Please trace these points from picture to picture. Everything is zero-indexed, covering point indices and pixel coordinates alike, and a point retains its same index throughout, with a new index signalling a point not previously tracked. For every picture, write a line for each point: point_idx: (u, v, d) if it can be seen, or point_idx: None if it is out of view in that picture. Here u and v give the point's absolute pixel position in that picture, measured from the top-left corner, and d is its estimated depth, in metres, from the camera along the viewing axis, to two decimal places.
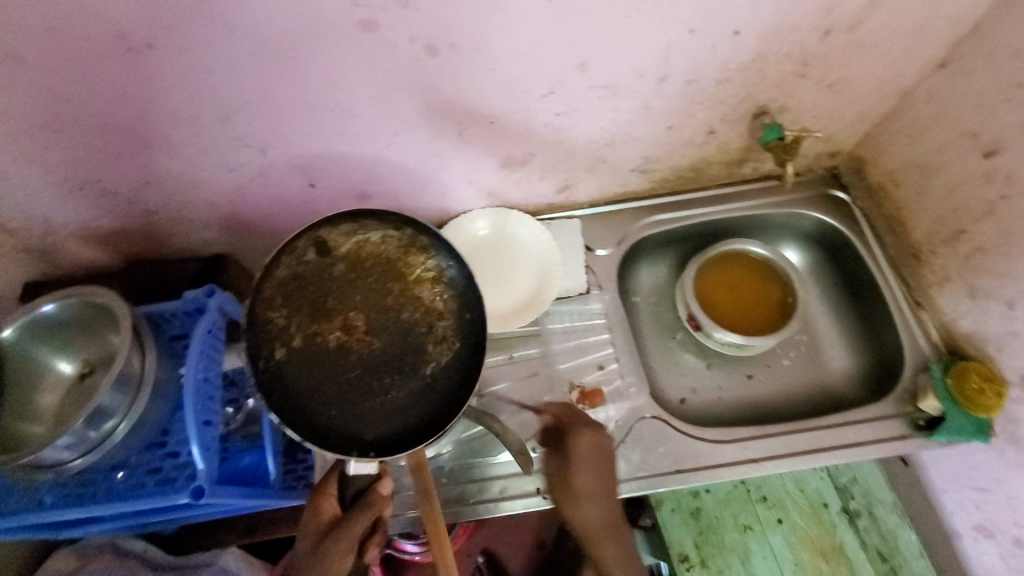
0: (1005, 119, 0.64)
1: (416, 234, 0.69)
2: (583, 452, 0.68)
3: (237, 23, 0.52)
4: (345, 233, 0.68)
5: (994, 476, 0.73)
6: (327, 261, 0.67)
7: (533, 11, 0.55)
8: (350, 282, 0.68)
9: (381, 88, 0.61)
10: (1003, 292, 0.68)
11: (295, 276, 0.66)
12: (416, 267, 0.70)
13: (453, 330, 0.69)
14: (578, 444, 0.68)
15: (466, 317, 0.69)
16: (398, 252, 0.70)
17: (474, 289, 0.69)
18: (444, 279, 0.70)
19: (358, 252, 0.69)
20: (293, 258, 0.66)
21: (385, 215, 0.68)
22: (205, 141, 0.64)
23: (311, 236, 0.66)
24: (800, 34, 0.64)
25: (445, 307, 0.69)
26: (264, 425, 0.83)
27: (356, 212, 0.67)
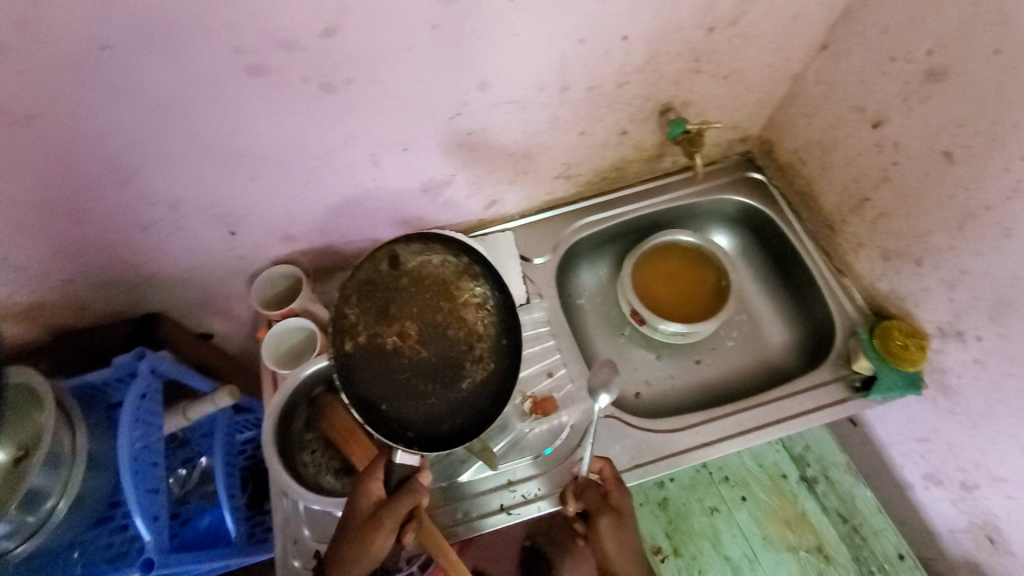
0: (883, 91, 0.69)
1: (472, 262, 0.73)
2: (609, 530, 0.65)
3: (120, 83, 0.51)
4: (414, 251, 0.71)
5: (931, 425, 0.77)
6: (395, 272, 0.70)
7: (424, 41, 0.57)
8: (410, 294, 0.71)
9: (286, 131, 0.61)
10: (911, 251, 0.72)
11: (366, 281, 0.69)
12: (465, 292, 0.72)
13: (494, 354, 0.71)
14: (603, 525, 0.65)
15: (503, 343, 0.71)
16: (453, 276, 0.72)
17: (513, 318, 0.71)
18: (489, 305, 0.72)
19: (422, 270, 0.71)
20: (371, 267, 0.70)
21: (450, 240, 0.72)
22: (111, 203, 0.62)
23: (387, 249, 0.70)
24: (686, 34, 0.67)
25: (486, 331, 0.71)
26: (218, 482, 0.83)
27: (426, 234, 0.71)
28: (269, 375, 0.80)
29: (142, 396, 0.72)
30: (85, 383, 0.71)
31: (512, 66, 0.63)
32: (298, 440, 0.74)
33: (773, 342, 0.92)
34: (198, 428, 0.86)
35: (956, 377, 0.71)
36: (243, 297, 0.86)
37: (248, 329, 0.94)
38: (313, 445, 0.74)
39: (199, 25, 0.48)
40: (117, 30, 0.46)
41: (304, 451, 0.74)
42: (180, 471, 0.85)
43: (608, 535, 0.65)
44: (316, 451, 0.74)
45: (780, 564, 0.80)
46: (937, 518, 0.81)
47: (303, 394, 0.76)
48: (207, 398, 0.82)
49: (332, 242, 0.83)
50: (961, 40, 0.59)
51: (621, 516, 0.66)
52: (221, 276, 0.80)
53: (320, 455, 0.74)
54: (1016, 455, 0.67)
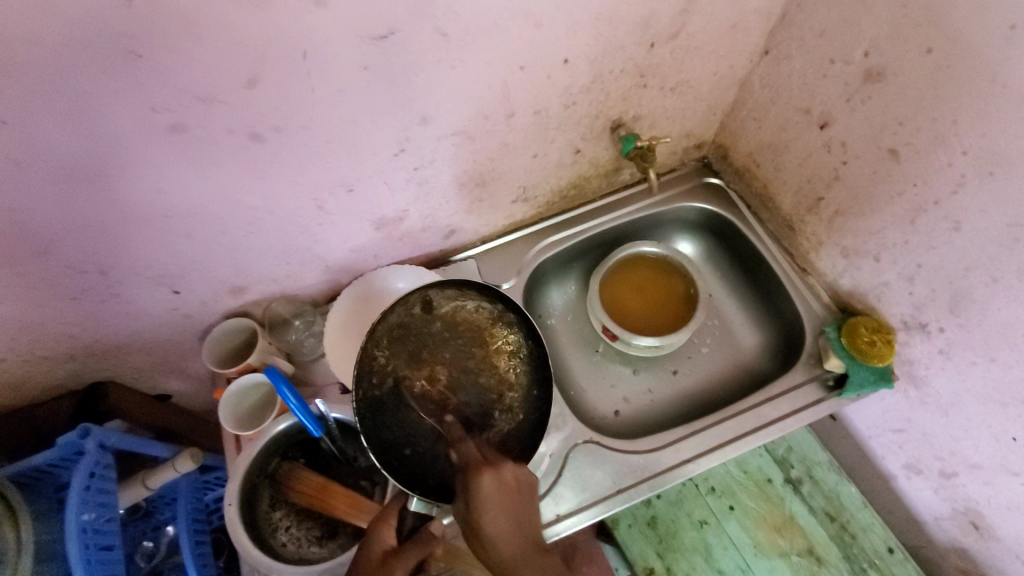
0: (826, 93, 0.69)
1: (505, 310, 0.72)
2: (493, 489, 0.57)
3: (21, 154, 0.47)
4: (448, 297, 0.72)
5: (905, 415, 0.77)
6: (428, 318, 0.71)
7: (356, 81, 0.54)
8: (442, 340, 0.70)
9: (219, 185, 0.58)
10: (868, 248, 0.73)
11: (399, 324, 0.69)
12: (498, 339, 0.71)
13: (523, 404, 0.69)
14: (484, 485, 0.57)
15: (535, 393, 0.69)
16: (485, 323, 0.72)
17: (544, 367, 0.70)
18: (522, 353, 0.71)
19: (455, 316, 0.72)
20: (404, 310, 0.69)
21: (484, 288, 0.72)
22: (34, 278, 0.58)
23: (422, 293, 0.70)
24: (627, 51, 0.67)
25: (518, 380, 0.70)
26: (185, 552, 0.80)
27: (462, 281, 0.72)
28: (231, 436, 0.76)
29: (91, 475, 0.68)
30: (26, 468, 0.67)
31: (451, 99, 0.61)
32: (267, 521, 0.69)
33: (747, 345, 0.92)
34: (162, 496, 0.85)
35: (924, 368, 0.72)
36: (198, 353, 0.82)
37: (208, 385, 0.89)
38: (282, 521, 0.70)
39: (104, 89, 0.45)
40: (11, 102, 0.43)
41: (275, 531, 0.69)
42: (146, 543, 0.84)
43: (488, 497, 0.56)
44: (287, 525, 0.70)
45: (773, 570, 0.81)
46: (921, 507, 0.82)
47: (257, 473, 0.71)
48: (166, 464, 0.78)
49: (287, 288, 0.79)
50: (894, 41, 0.59)
51: (511, 484, 0.58)
52: (169, 335, 0.75)
53: (295, 530, 0.70)
54: (988, 442, 0.67)
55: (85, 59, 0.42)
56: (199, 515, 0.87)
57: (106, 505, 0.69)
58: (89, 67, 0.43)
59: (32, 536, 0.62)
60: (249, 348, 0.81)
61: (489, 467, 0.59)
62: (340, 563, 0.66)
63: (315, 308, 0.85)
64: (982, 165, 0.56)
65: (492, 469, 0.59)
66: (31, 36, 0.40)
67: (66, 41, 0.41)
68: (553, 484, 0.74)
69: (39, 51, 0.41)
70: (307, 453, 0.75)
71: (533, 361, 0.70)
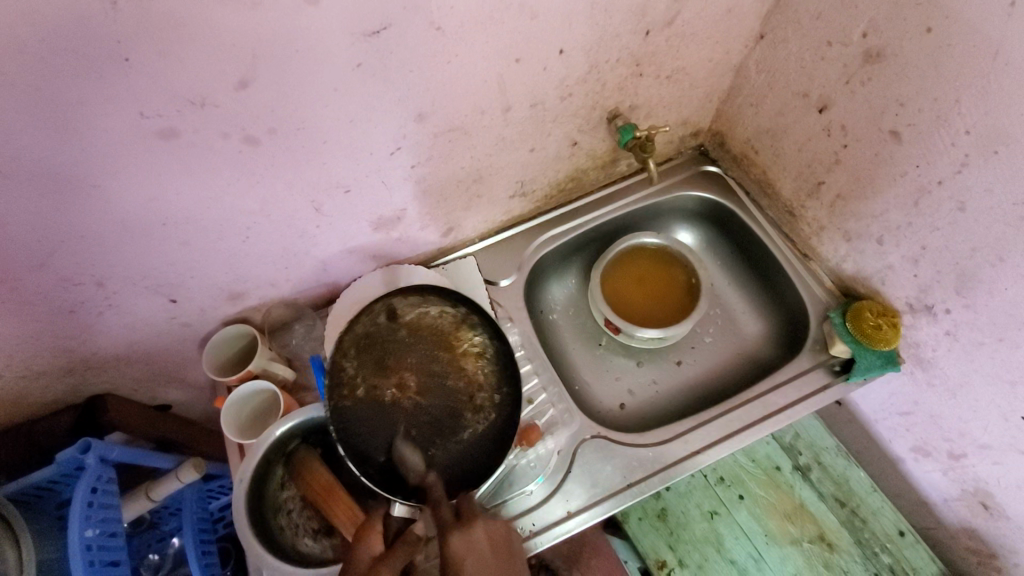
0: (825, 77, 0.68)
1: (470, 313, 0.71)
2: (465, 551, 0.55)
3: (7, 165, 0.45)
4: (412, 303, 0.70)
5: (911, 398, 0.77)
6: (393, 327, 0.69)
7: (349, 79, 0.53)
8: (409, 347, 0.68)
9: (214, 191, 0.57)
10: (871, 231, 0.72)
11: (364, 334, 0.67)
12: (464, 342, 0.70)
13: (494, 402, 0.68)
14: (454, 548, 0.55)
15: (504, 392, 0.68)
16: (450, 327, 0.71)
17: (512, 366, 0.69)
18: (488, 354, 0.70)
19: (420, 322, 0.70)
20: (369, 320, 0.68)
21: (447, 292, 0.70)
22: (28, 292, 0.56)
23: (385, 301, 0.69)
24: (622, 40, 0.66)
25: (486, 380, 0.69)
26: (193, 563, 0.79)
27: (426, 285, 0.70)
28: (234, 444, 0.75)
29: (93, 491, 0.67)
30: (27, 486, 0.66)
31: (446, 94, 0.60)
32: (273, 500, 0.69)
33: (749, 334, 0.92)
34: (166, 507, 0.83)
35: (930, 350, 0.71)
36: (198, 361, 0.81)
37: (208, 394, 0.88)
38: (289, 504, 0.70)
39: (93, 95, 0.44)
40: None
41: (279, 512, 0.69)
42: (152, 556, 0.84)
43: (463, 559, 0.54)
44: (292, 509, 0.70)
45: (785, 559, 0.81)
46: (930, 489, 0.82)
47: (277, 452, 0.70)
48: (169, 475, 0.77)
49: (285, 293, 0.78)
50: (893, 21, 0.58)
51: (482, 543, 0.56)
52: (167, 345, 0.74)
53: (296, 517, 0.70)
54: (997, 422, 0.67)
55: (73, 64, 0.41)
56: (205, 524, 0.86)
57: (111, 520, 0.68)
58: (76, 73, 0.42)
59: (33, 553, 0.61)
60: (249, 354, 0.80)
61: (459, 529, 0.56)
62: (323, 574, 0.64)
63: (315, 312, 0.85)
64: (986, 145, 0.55)
65: (462, 527, 0.56)
66: (12, 43, 0.38)
67: (47, 46, 0.39)
68: (561, 481, 0.74)
69: (23, 59, 0.39)
70: (326, 445, 0.73)
71: (500, 359, 0.69)
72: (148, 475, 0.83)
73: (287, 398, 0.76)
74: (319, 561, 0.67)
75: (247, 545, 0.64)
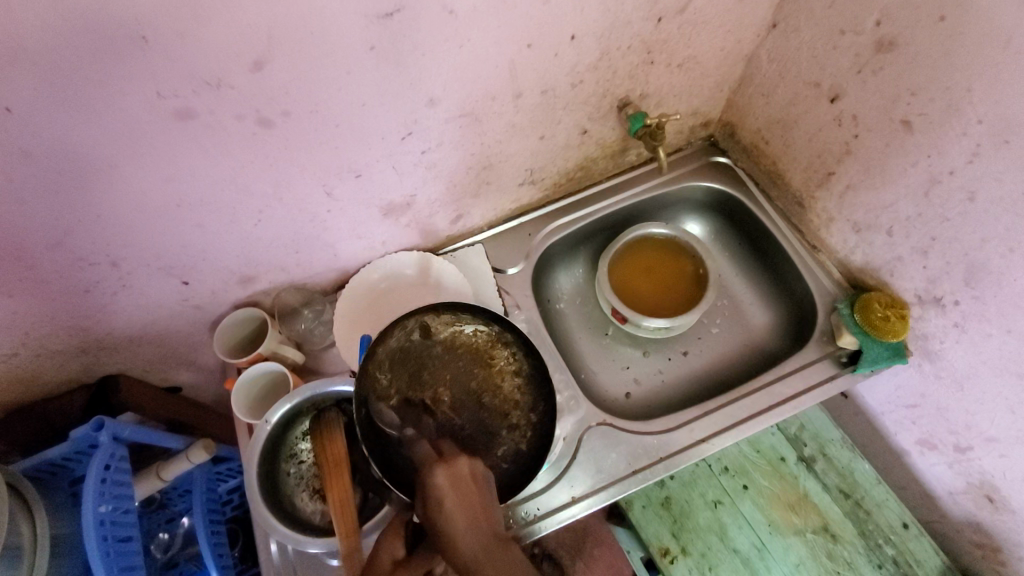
0: (837, 66, 0.68)
1: (504, 331, 0.70)
2: (446, 486, 0.53)
3: (27, 142, 0.46)
4: (447, 321, 0.70)
5: (918, 390, 0.77)
6: (428, 343, 0.68)
7: (362, 63, 0.53)
8: (443, 364, 0.68)
9: (227, 171, 0.57)
10: (880, 222, 0.72)
11: (399, 349, 0.67)
12: (500, 362, 0.69)
13: (530, 422, 0.66)
14: (437, 479, 0.53)
15: (540, 412, 0.66)
16: (484, 344, 0.70)
17: (546, 384, 0.67)
18: (523, 373, 0.68)
19: (455, 340, 0.70)
20: (403, 334, 0.68)
21: (479, 310, 0.70)
22: (44, 272, 0.57)
23: (418, 318, 0.69)
24: (634, 27, 0.66)
25: (522, 400, 0.67)
26: (201, 542, 0.80)
27: (458, 303, 0.70)
28: (245, 424, 0.77)
29: (107, 468, 0.68)
30: (42, 462, 0.67)
31: (458, 79, 0.60)
32: (289, 446, 0.73)
33: (757, 325, 0.92)
34: (175, 488, 0.85)
35: (939, 342, 0.71)
36: (208, 344, 0.81)
37: (218, 377, 0.89)
38: (302, 455, 0.72)
39: (110, 74, 0.44)
40: (14, 90, 0.42)
41: (290, 459, 0.72)
42: (162, 535, 0.85)
43: (443, 492, 0.52)
44: (303, 461, 0.72)
45: (789, 548, 0.82)
46: (935, 482, 0.82)
47: (309, 404, 0.73)
48: (180, 455, 0.78)
49: (295, 277, 0.79)
50: (906, 9, 0.58)
51: (465, 476, 0.54)
52: (178, 327, 0.75)
53: (307, 470, 0.72)
54: (1004, 415, 0.67)
55: (89, 42, 0.41)
56: (214, 505, 0.87)
57: (124, 497, 0.70)
58: (96, 51, 0.42)
59: (48, 530, 0.63)
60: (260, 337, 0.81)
61: (442, 463, 0.55)
62: (304, 540, 0.65)
63: (325, 297, 0.85)
64: (999, 133, 0.55)
65: (446, 461, 0.55)
66: (37, 22, 0.39)
67: (66, 24, 0.40)
68: (567, 466, 0.74)
69: (41, 35, 0.40)
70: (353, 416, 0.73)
71: (533, 380, 0.68)
72: (159, 456, 0.84)
73: (297, 380, 0.77)
74: (302, 521, 0.68)
75: (247, 481, 0.68)
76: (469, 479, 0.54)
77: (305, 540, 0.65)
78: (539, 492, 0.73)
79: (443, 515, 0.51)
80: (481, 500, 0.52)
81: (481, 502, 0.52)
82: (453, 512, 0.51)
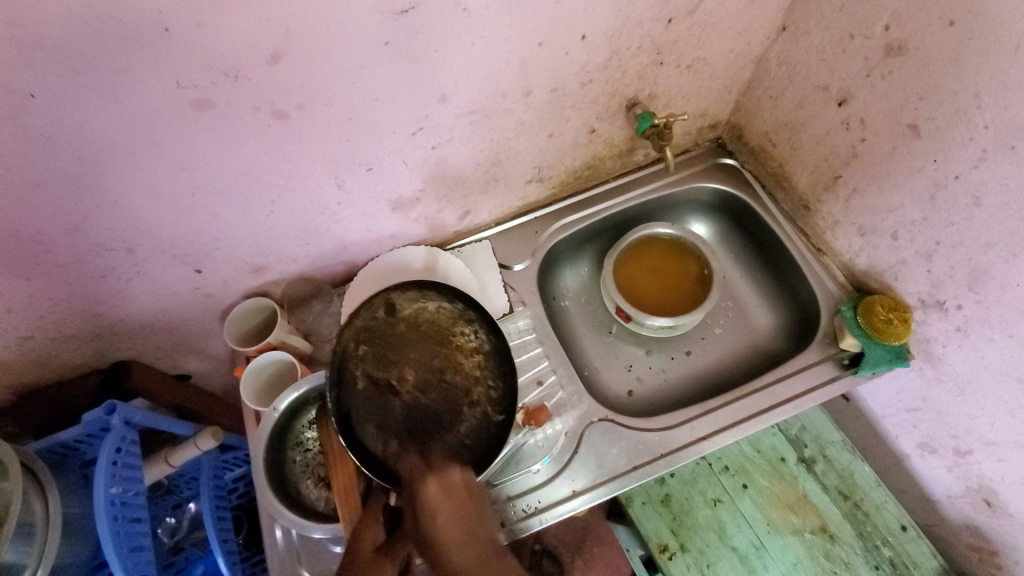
0: (845, 70, 0.69)
1: (467, 308, 0.71)
2: (439, 497, 0.54)
3: (55, 131, 0.47)
4: (410, 299, 0.70)
5: (920, 394, 0.77)
6: (393, 321, 0.68)
7: (377, 58, 0.54)
8: (407, 343, 0.67)
9: (240, 160, 0.58)
10: (886, 226, 0.72)
11: (364, 328, 0.66)
12: (464, 341, 0.69)
13: (491, 396, 0.66)
14: (429, 493, 0.55)
15: (502, 386, 0.66)
16: (448, 322, 0.70)
17: (509, 361, 0.67)
18: (486, 349, 0.69)
19: (418, 316, 0.69)
20: (369, 314, 0.67)
21: (445, 287, 0.71)
22: (63, 257, 0.59)
23: (384, 296, 0.68)
24: (645, 28, 0.66)
25: (484, 374, 0.67)
26: (208, 527, 0.81)
27: (422, 281, 0.70)
28: (252, 410, 0.78)
29: (118, 450, 0.69)
30: (55, 444, 0.69)
31: (469, 75, 0.61)
32: (296, 434, 0.74)
33: (760, 327, 0.92)
34: (183, 474, 0.86)
35: (940, 346, 0.71)
36: (218, 333, 0.83)
37: (227, 366, 0.91)
38: (308, 443, 0.74)
39: (134, 64, 0.45)
40: (41, 76, 0.43)
41: (296, 447, 0.73)
42: (168, 519, 0.86)
43: (435, 503, 0.54)
44: (309, 449, 0.73)
45: (786, 548, 0.82)
46: (934, 485, 0.82)
47: (316, 393, 0.75)
48: (188, 442, 0.80)
49: (304, 268, 0.80)
50: (916, 14, 0.58)
51: (458, 488, 0.56)
52: (189, 315, 0.77)
53: (311, 456, 0.73)
54: (1004, 419, 0.68)
55: (116, 31, 0.43)
56: (221, 491, 0.88)
57: (134, 480, 0.71)
58: (118, 41, 0.43)
59: (60, 509, 0.65)
60: (267, 327, 0.82)
61: (433, 473, 0.56)
62: (308, 524, 0.67)
63: (334, 289, 0.87)
64: (1004, 140, 0.55)
65: (436, 473, 0.57)
66: (65, 10, 0.40)
67: (93, 13, 0.41)
68: (568, 460, 0.75)
69: (66, 22, 0.41)
70: None
71: (496, 356, 0.68)
72: (167, 442, 0.85)
73: (305, 369, 0.78)
74: (308, 508, 0.70)
75: (254, 468, 0.69)
76: (460, 491, 0.55)
77: (309, 527, 0.67)
78: (544, 480, 0.74)
79: (435, 525, 0.52)
80: (474, 507, 0.54)
81: (470, 509, 0.54)
82: (448, 529, 0.52)
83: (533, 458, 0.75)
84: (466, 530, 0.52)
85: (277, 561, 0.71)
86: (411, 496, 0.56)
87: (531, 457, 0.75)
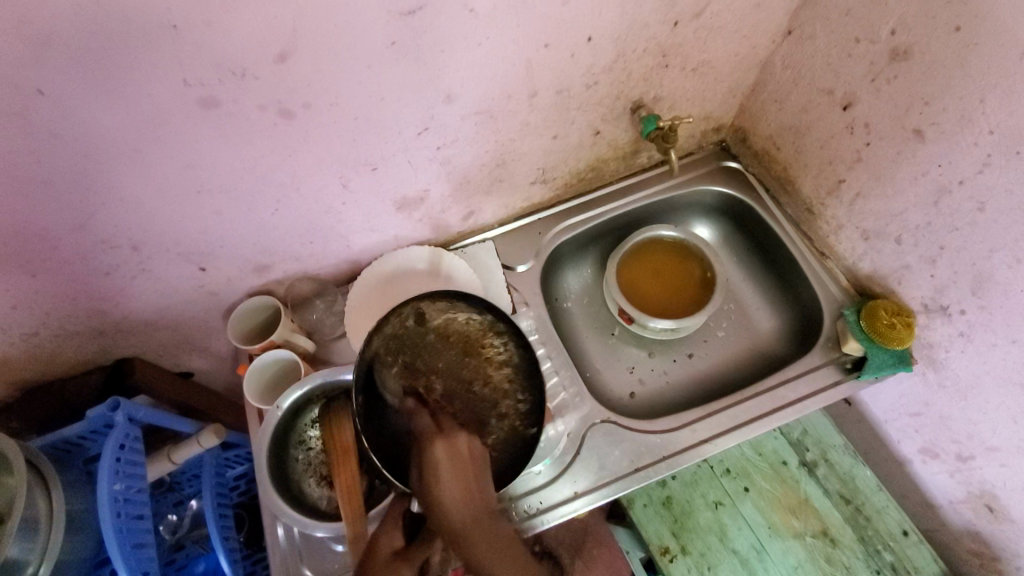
0: (850, 74, 0.69)
1: (496, 320, 0.70)
2: (444, 458, 0.57)
3: (63, 128, 0.48)
4: (439, 308, 0.70)
5: (922, 399, 0.77)
6: (422, 330, 0.69)
7: (384, 58, 0.55)
8: (435, 353, 0.68)
9: (246, 159, 0.59)
10: (889, 230, 0.72)
11: (395, 335, 0.67)
12: (491, 353, 0.69)
13: (519, 409, 0.65)
14: (436, 455, 0.57)
15: (529, 399, 0.66)
16: (477, 333, 0.70)
17: (537, 373, 0.67)
18: (513, 362, 0.68)
19: (448, 328, 0.70)
20: (398, 322, 0.68)
21: (473, 298, 0.70)
22: (69, 253, 0.59)
23: (414, 304, 0.69)
24: (650, 30, 0.66)
25: (510, 387, 0.67)
26: (210, 525, 0.81)
27: (452, 291, 0.70)
28: (255, 408, 0.78)
29: (121, 447, 0.69)
30: (59, 440, 0.69)
31: (475, 77, 0.62)
32: (298, 433, 0.74)
33: (763, 330, 0.92)
34: (185, 471, 0.86)
35: (943, 351, 0.71)
36: (221, 331, 0.83)
37: (229, 363, 0.91)
38: (311, 442, 0.74)
39: (142, 62, 0.46)
40: (50, 73, 0.44)
41: (299, 445, 0.73)
42: (170, 517, 0.87)
43: (441, 465, 0.56)
44: (311, 448, 0.74)
45: (787, 552, 0.82)
46: (936, 491, 0.82)
47: (319, 392, 0.75)
48: (191, 439, 0.80)
49: (308, 267, 0.80)
50: (922, 19, 0.58)
51: (464, 453, 0.57)
52: (193, 312, 0.77)
53: (314, 454, 0.73)
54: (1007, 425, 0.68)
55: (126, 30, 0.43)
56: (223, 489, 0.88)
57: (136, 477, 0.71)
58: (127, 39, 0.44)
59: (63, 506, 0.65)
60: (271, 325, 0.83)
61: (442, 437, 0.58)
62: (310, 522, 0.67)
63: (337, 288, 0.87)
64: (1009, 145, 0.55)
65: (445, 438, 0.58)
66: (74, 8, 0.40)
67: (103, 12, 0.41)
68: (570, 461, 0.76)
69: (76, 20, 0.41)
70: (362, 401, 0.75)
71: (524, 371, 0.67)
72: (169, 439, 0.86)
73: (308, 368, 0.79)
74: (309, 506, 0.70)
75: (256, 466, 0.70)
76: (467, 457, 0.57)
77: (311, 526, 0.67)
78: (545, 481, 0.74)
79: (438, 484, 0.55)
80: (479, 475, 0.56)
81: (474, 476, 0.56)
82: (450, 487, 0.55)
83: (535, 459, 0.75)
84: (468, 496, 0.54)
85: (279, 559, 0.71)
86: (421, 454, 0.58)
87: (533, 458, 0.75)
